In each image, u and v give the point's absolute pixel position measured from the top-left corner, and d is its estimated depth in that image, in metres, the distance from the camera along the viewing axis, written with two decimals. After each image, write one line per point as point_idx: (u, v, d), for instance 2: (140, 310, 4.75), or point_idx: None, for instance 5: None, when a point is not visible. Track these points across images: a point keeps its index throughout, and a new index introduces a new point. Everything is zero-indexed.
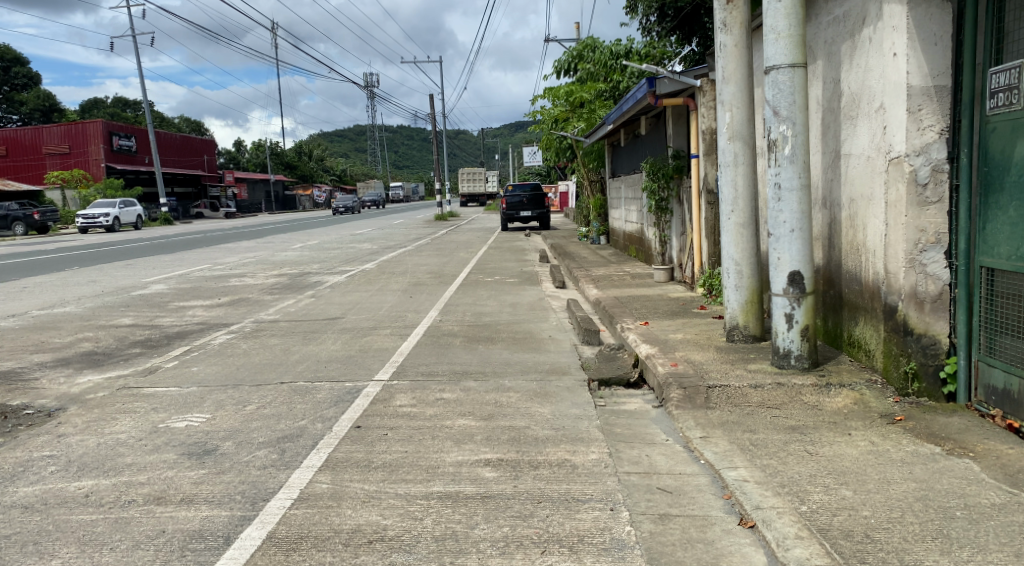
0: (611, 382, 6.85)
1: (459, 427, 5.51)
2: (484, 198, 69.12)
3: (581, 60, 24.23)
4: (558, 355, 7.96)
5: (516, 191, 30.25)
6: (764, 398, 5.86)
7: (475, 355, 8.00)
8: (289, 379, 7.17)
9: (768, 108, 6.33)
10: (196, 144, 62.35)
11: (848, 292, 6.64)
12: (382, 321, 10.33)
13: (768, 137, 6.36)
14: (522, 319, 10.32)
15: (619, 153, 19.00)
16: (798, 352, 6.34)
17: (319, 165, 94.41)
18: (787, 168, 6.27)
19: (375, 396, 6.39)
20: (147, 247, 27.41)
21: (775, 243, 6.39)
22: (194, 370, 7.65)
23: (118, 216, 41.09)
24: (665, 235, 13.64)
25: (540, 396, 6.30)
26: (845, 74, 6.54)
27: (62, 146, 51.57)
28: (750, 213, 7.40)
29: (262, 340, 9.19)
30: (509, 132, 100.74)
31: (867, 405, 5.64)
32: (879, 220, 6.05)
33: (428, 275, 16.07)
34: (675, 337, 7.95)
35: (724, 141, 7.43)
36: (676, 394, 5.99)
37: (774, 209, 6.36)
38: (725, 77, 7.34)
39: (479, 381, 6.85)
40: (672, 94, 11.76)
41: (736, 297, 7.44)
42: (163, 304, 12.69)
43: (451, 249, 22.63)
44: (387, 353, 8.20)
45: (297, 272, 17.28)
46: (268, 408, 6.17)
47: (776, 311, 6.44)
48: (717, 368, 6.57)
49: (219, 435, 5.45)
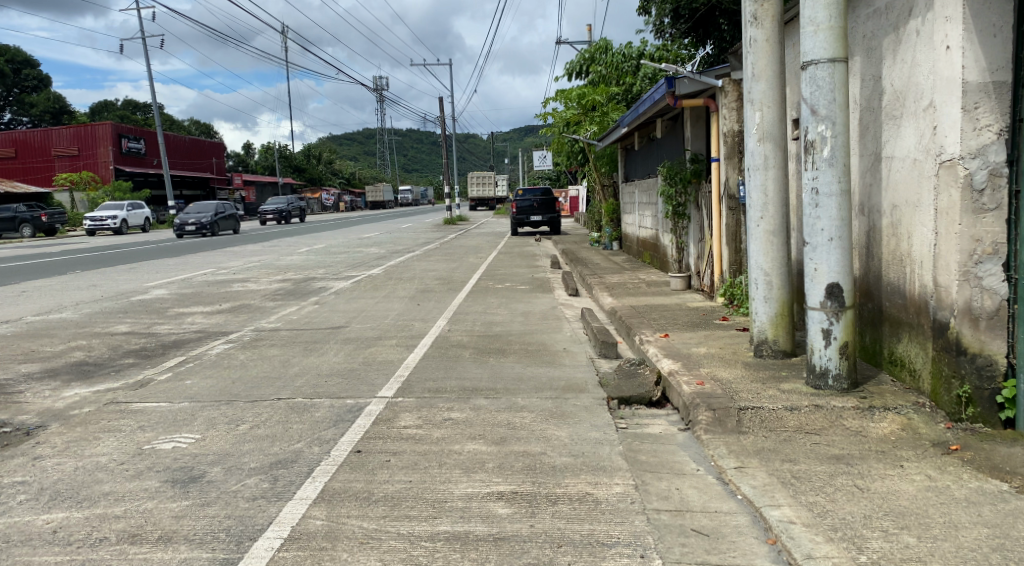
0: (631, 400, 6.37)
1: (469, 453, 5.03)
2: (494, 201, 68.74)
3: (593, 63, 23.78)
4: (574, 370, 7.47)
5: (526, 195, 29.77)
6: (801, 423, 5.36)
7: (485, 369, 7.51)
8: (287, 394, 6.70)
9: (805, 106, 5.84)
10: (205, 147, 62.24)
11: (890, 306, 6.14)
12: (388, 331, 9.86)
13: (804, 137, 5.87)
14: (535, 330, 9.84)
15: (633, 157, 18.52)
16: (837, 371, 5.84)
17: (328, 168, 94.27)
18: (826, 171, 5.77)
19: (378, 416, 5.93)
20: (152, 250, 27.00)
21: (811, 252, 5.89)
22: (188, 384, 7.19)
23: (126, 219, 40.81)
24: (682, 242, 13.14)
25: (556, 417, 5.82)
26: (887, 71, 6.06)
27: (71, 148, 51.42)
28: (780, 220, 6.90)
29: (261, 351, 8.73)
30: (519, 136, 100.19)
31: (915, 431, 5.15)
32: (927, 229, 5.56)
33: (436, 281, 15.61)
34: (698, 351, 7.47)
35: (753, 143, 6.93)
36: (705, 416, 5.51)
37: (811, 215, 5.87)
38: (755, 74, 6.86)
39: (490, 399, 6.36)
40: (693, 94, 11.26)
41: (764, 309, 6.95)
42: (162, 310, 12.23)
43: (461, 254, 22.21)
44: (392, 366, 7.73)
45: (302, 277, 16.83)
46: (262, 428, 5.70)
47: (812, 326, 5.94)
48: (747, 387, 6.08)
49: (206, 459, 4.98)
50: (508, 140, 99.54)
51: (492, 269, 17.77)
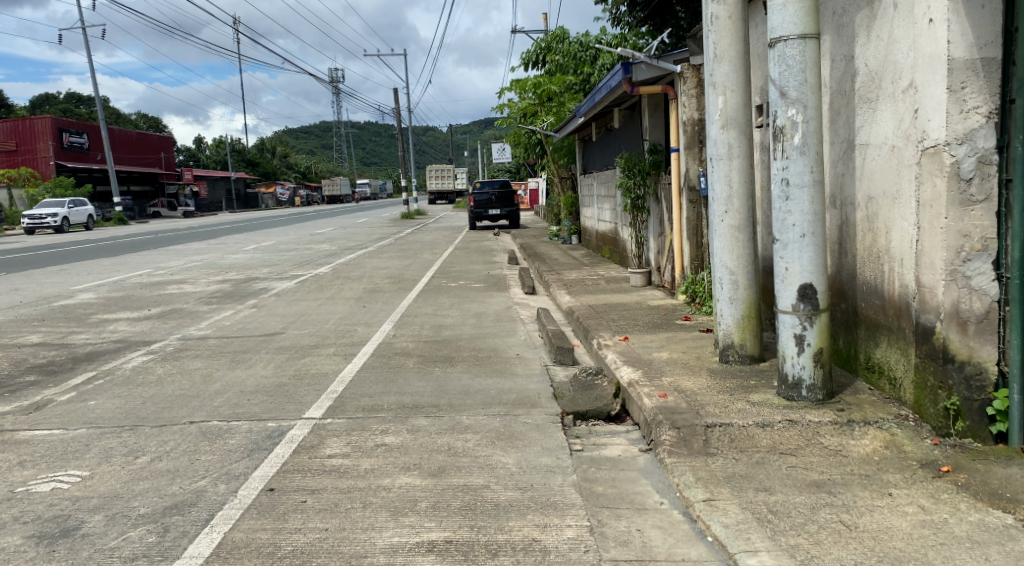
0: (588, 415, 5.78)
1: (400, 489, 4.36)
2: (453, 195, 67.80)
3: (549, 53, 23.12)
4: (525, 380, 6.82)
5: (484, 189, 29.12)
6: (775, 441, 4.78)
7: (428, 381, 6.84)
8: (202, 417, 5.97)
9: (773, 88, 5.25)
10: (153, 141, 60.32)
11: (866, 307, 5.60)
12: (327, 337, 9.13)
13: (773, 123, 5.29)
14: (487, 333, 9.19)
15: (592, 149, 17.89)
16: (811, 380, 5.29)
17: (282, 162, 92.38)
18: (797, 160, 5.20)
19: (301, 443, 5.25)
20: (89, 249, 25.78)
21: (781, 250, 5.32)
22: (91, 406, 6.42)
23: (67, 216, 39.20)
24: (642, 236, 12.54)
25: (503, 439, 5.18)
26: (861, 50, 5.52)
27: (8, 143, 49.44)
28: (746, 214, 6.34)
29: (182, 363, 7.96)
30: (477, 129, 99.18)
31: (900, 449, 4.60)
32: (908, 223, 5.03)
33: (386, 280, 14.88)
34: (659, 357, 6.90)
35: (716, 131, 6.36)
36: (669, 436, 4.91)
37: (781, 209, 5.30)
38: (717, 55, 6.26)
39: (431, 418, 5.69)
40: (651, 81, 10.66)
41: (730, 311, 6.40)
42: (84, 317, 11.36)
43: (416, 250, 21.45)
44: (326, 380, 7.01)
45: (243, 277, 15.97)
46: (165, 461, 5.00)
47: (782, 331, 5.37)
48: (714, 400, 5.50)
49: (87, 505, 4.26)
50: (466, 132, 98.48)
51: (446, 266, 17.09)
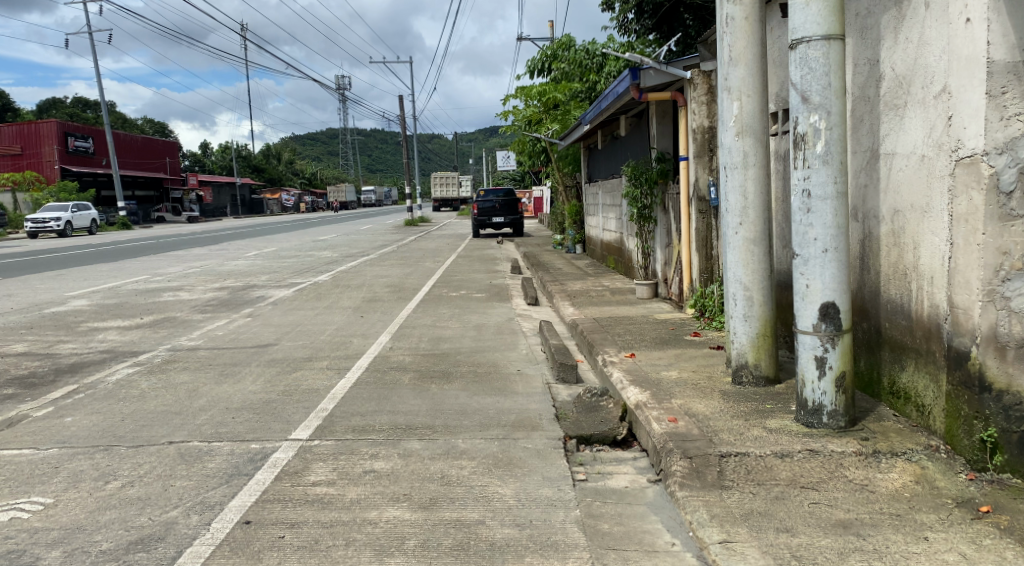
0: (593, 440, 5.41)
1: (387, 524, 4.01)
2: (457, 202, 67.43)
3: (555, 60, 22.80)
4: (526, 399, 6.45)
5: (488, 196, 28.77)
6: (795, 474, 4.41)
7: (423, 399, 6.48)
8: (182, 437, 5.61)
9: (794, 92, 4.89)
10: (159, 146, 60.17)
11: (890, 328, 5.24)
12: (321, 349, 8.78)
13: (793, 130, 4.91)
14: (487, 347, 8.82)
15: (597, 157, 17.57)
16: (832, 407, 4.92)
17: (288, 168, 92.26)
18: (819, 170, 4.82)
19: (284, 468, 4.89)
20: (90, 254, 25.52)
21: (802, 266, 4.95)
22: (67, 423, 6.08)
23: (70, 220, 38.97)
24: (649, 246, 12.17)
25: (500, 466, 4.81)
26: (887, 53, 5.16)
27: (14, 147, 49.33)
28: (762, 227, 5.98)
29: (168, 376, 7.61)
30: (483, 137, 99.16)
31: (932, 484, 4.21)
32: (940, 239, 4.66)
33: (386, 288, 14.54)
34: (668, 377, 6.53)
35: (730, 138, 5.99)
36: (680, 466, 4.54)
37: (802, 222, 4.92)
38: (732, 58, 5.91)
39: (424, 442, 5.33)
40: (660, 88, 10.32)
41: (744, 329, 6.03)
42: (74, 325, 11.04)
43: (418, 258, 21.10)
44: (316, 397, 6.65)
45: (241, 285, 15.65)
46: (137, 487, 4.65)
47: (802, 353, 5.00)
48: (728, 426, 5.13)
49: (45, 539, 3.92)
50: (471, 139, 98.23)
51: (448, 275, 16.73)
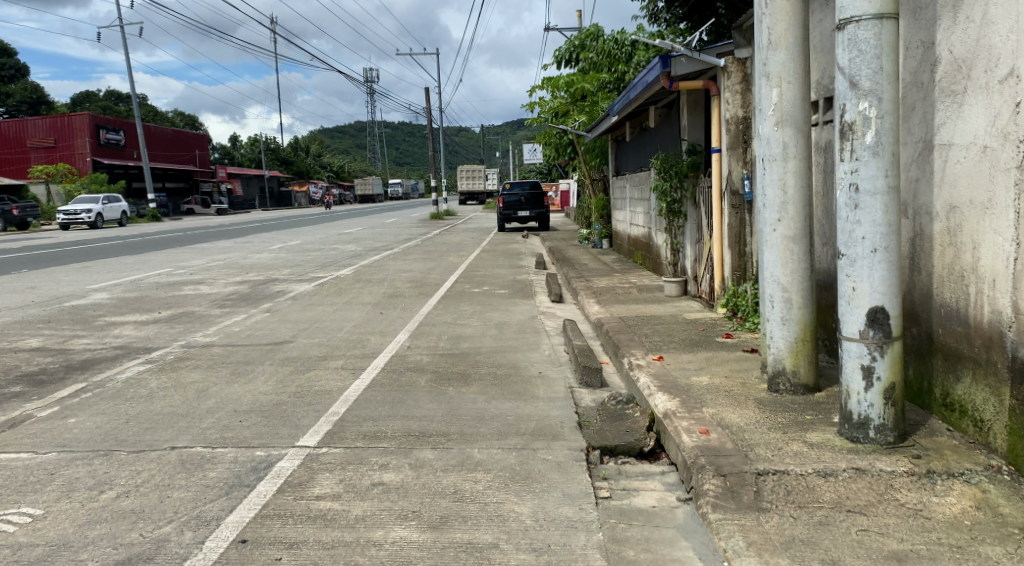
0: (618, 451, 5.06)
1: (393, 546, 3.71)
2: (484, 195, 67.08)
3: (583, 50, 22.41)
4: (548, 405, 6.10)
5: (514, 190, 28.42)
6: (840, 496, 4.02)
7: (439, 404, 6.16)
8: (184, 442, 5.34)
9: (842, 77, 4.47)
10: (188, 139, 60.54)
11: (943, 335, 4.81)
12: (337, 347, 8.50)
13: (839, 119, 4.50)
14: (509, 346, 8.49)
15: (625, 149, 17.12)
16: (880, 420, 4.51)
17: (316, 161, 92.53)
18: (868, 162, 4.41)
19: (287, 479, 4.60)
20: (116, 246, 25.53)
21: (848, 268, 4.54)
22: (70, 424, 5.84)
23: (100, 212, 39.22)
24: (678, 242, 11.74)
25: (517, 482, 4.48)
26: (944, 34, 4.73)
27: (47, 140, 49.85)
28: (803, 224, 5.57)
29: (179, 375, 7.36)
30: (510, 131, 98.88)
31: (995, 510, 3.79)
32: (1003, 238, 4.24)
33: (408, 283, 14.25)
34: (699, 382, 6.15)
35: (769, 128, 5.58)
36: (713, 485, 4.18)
37: (848, 219, 4.51)
38: (772, 42, 5.49)
39: (438, 451, 5.02)
40: (691, 77, 9.91)
41: (782, 333, 5.65)
42: (91, 319, 10.86)
43: (442, 252, 20.82)
44: (328, 399, 6.35)
45: (262, 278, 15.46)
46: (133, 497, 4.39)
47: (847, 361, 4.60)
48: (764, 439, 4.74)
49: (27, 557, 3.69)
50: (499, 133, 97.82)
51: (472, 270, 16.41)
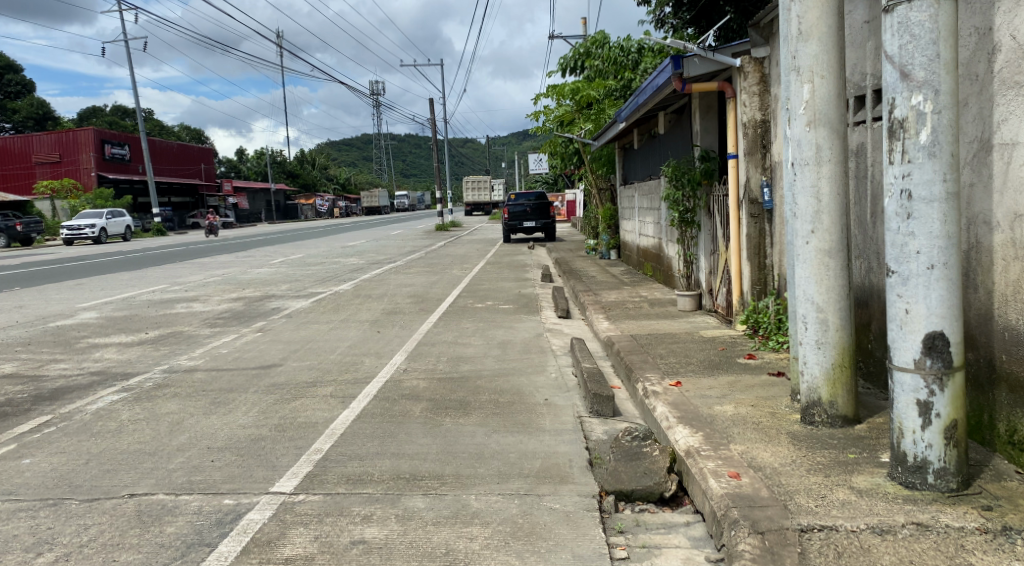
0: (633, 495, 4.47)
1: None
2: (490, 206, 66.59)
3: (588, 58, 21.89)
4: (554, 439, 5.48)
5: (520, 200, 27.81)
6: (902, 558, 3.41)
7: (435, 438, 5.55)
8: (146, 488, 4.74)
9: (891, 66, 3.85)
10: (193, 152, 60.32)
11: (1008, 362, 4.19)
12: (328, 371, 7.90)
13: (888, 116, 3.89)
14: (513, 368, 7.88)
15: (633, 158, 16.52)
16: (940, 463, 3.89)
17: (321, 173, 92.32)
18: (924, 165, 3.80)
19: (254, 535, 4.01)
20: (116, 261, 25.00)
21: (899, 287, 3.92)
22: (23, 466, 5.24)
23: (104, 227, 38.76)
24: (691, 253, 11.11)
25: (519, 540, 3.87)
26: (1005, 18, 4.13)
27: (52, 155, 49.56)
28: (839, 236, 4.95)
29: (155, 405, 6.77)
30: (517, 141, 98.56)
31: None
32: None
33: (409, 299, 13.65)
34: (722, 412, 5.54)
35: (800, 129, 4.98)
36: (749, 545, 3.58)
37: (899, 231, 3.90)
38: (802, 32, 4.89)
39: (429, 498, 4.42)
40: (706, 78, 9.30)
41: (816, 358, 5.03)
42: (73, 341, 10.26)
43: (445, 265, 20.16)
44: (312, 434, 5.74)
45: (259, 295, 14.89)
46: (76, 559, 3.81)
47: (899, 396, 3.97)
48: (803, 483, 4.13)
49: None
50: (505, 144, 97.52)
51: (475, 284, 15.80)
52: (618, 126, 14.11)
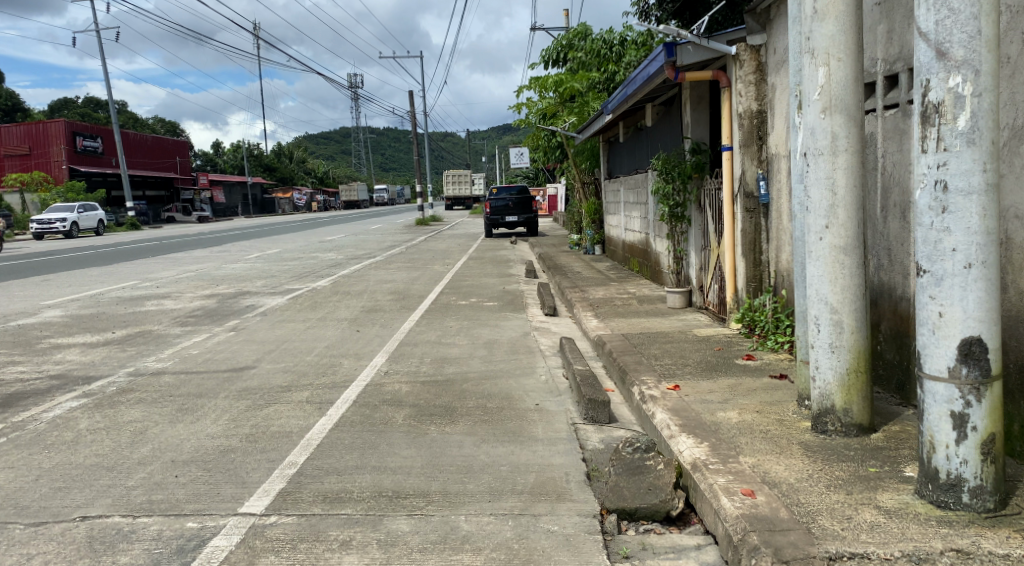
0: (638, 514, 4.10)
1: None
2: (470, 200, 65.95)
3: (571, 50, 21.49)
4: (547, 450, 5.09)
5: (501, 194, 27.36)
6: None
7: (419, 450, 5.14)
8: (100, 509, 4.29)
9: (926, 43, 3.49)
10: (168, 145, 59.29)
11: None
12: (304, 374, 7.45)
13: (922, 99, 3.52)
14: (501, 370, 7.47)
15: (619, 151, 16.15)
16: (975, 481, 3.55)
17: (299, 167, 91.23)
18: (961, 153, 3.45)
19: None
20: (86, 256, 24.26)
21: (932, 288, 3.56)
22: None
23: (76, 221, 37.81)
24: (681, 249, 10.75)
25: None
26: None
27: (21, 147, 48.38)
28: (856, 232, 4.59)
29: (116, 413, 6.30)
30: (497, 135, 98.13)
31: None
32: None
33: (389, 295, 13.20)
34: (727, 419, 5.17)
35: (814, 116, 4.62)
36: None
37: (932, 226, 3.54)
38: (818, 11, 4.53)
39: (415, 520, 4.01)
40: (699, 67, 8.91)
41: (830, 362, 4.68)
42: (34, 342, 9.72)
43: (426, 260, 19.68)
44: (286, 445, 5.31)
45: (234, 291, 14.38)
46: None
47: (931, 407, 3.61)
48: (825, 502, 3.78)
49: None
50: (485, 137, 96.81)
51: (458, 279, 15.38)
52: (603, 118, 13.71)
